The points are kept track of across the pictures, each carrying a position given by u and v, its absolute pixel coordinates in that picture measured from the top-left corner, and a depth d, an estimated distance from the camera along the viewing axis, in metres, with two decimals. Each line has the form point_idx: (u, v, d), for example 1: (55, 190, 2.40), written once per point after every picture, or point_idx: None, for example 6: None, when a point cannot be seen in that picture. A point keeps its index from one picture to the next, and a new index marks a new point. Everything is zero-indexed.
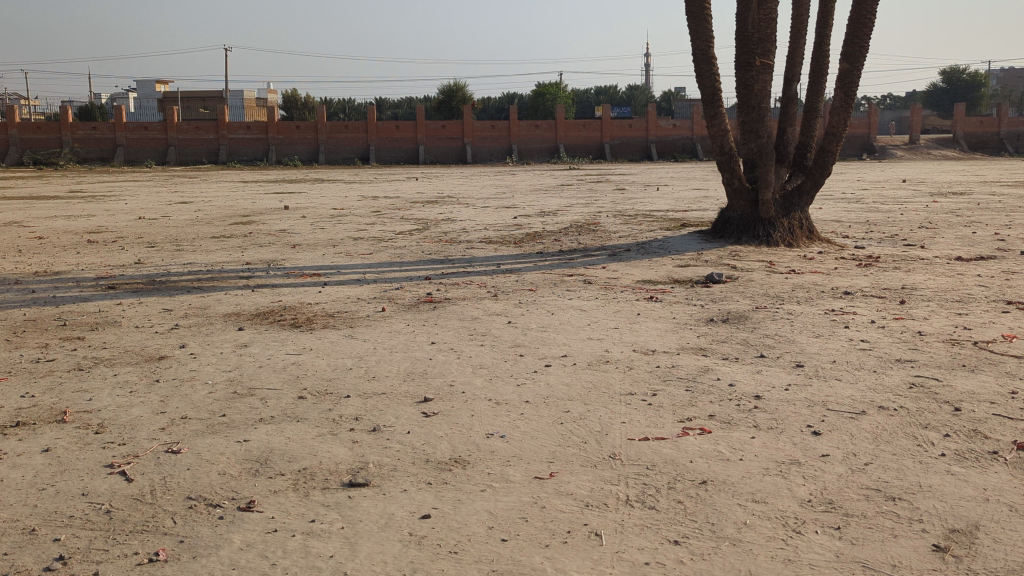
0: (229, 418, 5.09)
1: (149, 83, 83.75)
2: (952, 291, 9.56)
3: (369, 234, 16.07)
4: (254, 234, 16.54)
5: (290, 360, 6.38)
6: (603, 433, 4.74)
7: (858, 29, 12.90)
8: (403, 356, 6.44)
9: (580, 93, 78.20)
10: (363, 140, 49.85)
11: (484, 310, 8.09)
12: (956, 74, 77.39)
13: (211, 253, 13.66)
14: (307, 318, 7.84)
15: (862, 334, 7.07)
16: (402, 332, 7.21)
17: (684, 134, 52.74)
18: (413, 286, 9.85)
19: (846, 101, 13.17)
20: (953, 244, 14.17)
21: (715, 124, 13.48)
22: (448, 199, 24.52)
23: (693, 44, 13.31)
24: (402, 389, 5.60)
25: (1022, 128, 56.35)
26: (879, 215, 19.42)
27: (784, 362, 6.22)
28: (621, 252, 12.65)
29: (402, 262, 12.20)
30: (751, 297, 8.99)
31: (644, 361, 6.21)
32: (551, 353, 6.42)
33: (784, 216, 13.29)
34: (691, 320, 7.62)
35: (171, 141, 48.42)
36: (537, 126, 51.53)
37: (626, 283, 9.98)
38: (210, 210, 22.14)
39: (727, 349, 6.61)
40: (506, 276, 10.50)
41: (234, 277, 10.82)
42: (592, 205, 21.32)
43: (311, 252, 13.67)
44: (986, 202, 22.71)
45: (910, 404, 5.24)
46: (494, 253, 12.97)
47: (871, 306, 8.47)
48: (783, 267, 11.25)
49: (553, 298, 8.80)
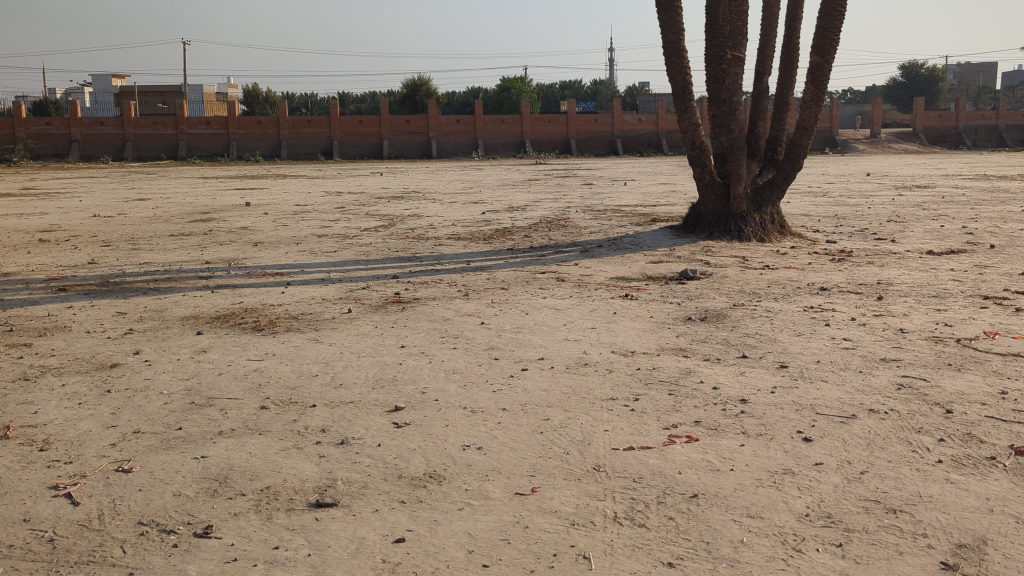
0: (185, 431, 4.76)
1: (106, 77, 82.18)
2: (927, 286, 9.44)
3: (334, 232, 15.69)
4: (214, 232, 16.08)
5: (252, 366, 6.05)
6: (585, 443, 4.48)
7: (829, 21, 12.76)
8: (371, 360, 6.14)
9: (545, 88, 78.10)
10: (326, 135, 49.21)
11: (455, 311, 7.81)
12: (915, 69, 78.39)
13: (169, 252, 13.21)
14: (270, 321, 7.51)
15: (844, 333, 6.89)
16: (369, 335, 6.90)
17: (649, 128, 52.76)
18: (380, 285, 9.53)
19: (817, 94, 13.06)
20: (923, 238, 14.13)
21: (685, 118, 13.30)
22: (413, 194, 24.14)
23: (664, 37, 13.09)
24: (372, 397, 5.30)
25: (980, 122, 57.13)
26: (847, 209, 19.41)
27: (768, 363, 6.01)
28: (592, 248, 12.43)
29: (369, 261, 11.86)
30: (727, 294, 8.80)
31: (624, 363, 5.97)
32: (527, 356, 6.16)
33: (755, 210, 13.17)
34: (669, 319, 7.40)
35: (128, 137, 47.37)
36: (502, 120, 51.26)
37: (599, 280, 9.75)
38: (168, 208, 21.56)
39: (708, 350, 6.39)
40: (476, 274, 10.22)
41: (193, 278, 10.42)
42: (560, 200, 21.09)
43: (274, 250, 13.27)
44: (950, 195, 22.86)
45: (901, 406, 5.04)
46: (463, 250, 12.68)
47: (849, 303, 8.31)
48: (757, 262, 11.09)
49: (525, 297, 8.55)
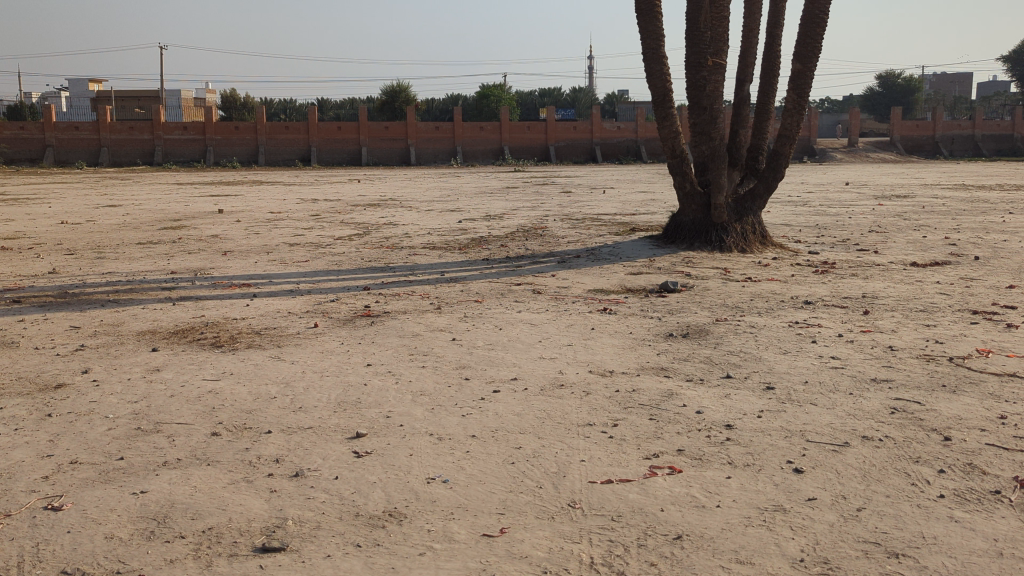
0: (126, 461, 4.36)
1: (81, 82, 81.26)
2: (913, 300, 9.21)
3: (307, 240, 15.28)
4: (184, 240, 15.62)
5: (207, 387, 5.65)
6: (560, 476, 4.15)
7: (811, 29, 12.54)
8: (334, 381, 5.77)
9: (525, 96, 77.98)
10: (304, 141, 48.69)
11: (426, 326, 7.45)
12: (892, 79, 78.99)
13: (134, 261, 12.75)
14: (230, 337, 7.10)
15: (831, 351, 6.62)
16: (334, 353, 6.52)
17: (628, 136, 52.67)
18: (350, 298, 9.15)
19: (799, 102, 12.84)
20: (906, 249, 13.95)
21: (666, 126, 13.02)
22: (390, 202, 23.75)
23: (644, 43, 12.81)
24: (332, 422, 4.93)
25: (957, 132, 57.51)
26: (827, 219, 19.25)
27: (753, 384, 5.71)
28: (570, 259, 12.11)
29: (340, 271, 11.47)
30: (709, 308, 8.51)
31: (602, 385, 5.64)
32: (500, 376, 5.81)
33: (736, 220, 12.90)
34: (650, 335, 7.08)
35: (103, 142, 46.60)
36: (481, 128, 51.00)
37: (577, 293, 9.43)
38: (139, 215, 21.05)
39: (690, 369, 6.07)
40: (450, 286, 9.87)
41: (156, 289, 9.98)
42: (538, 209, 20.78)
43: (243, 260, 12.85)
44: (930, 205, 22.79)
45: (895, 433, 4.76)
46: (438, 260, 12.32)
47: (835, 318, 8.05)
48: (739, 274, 10.84)
49: (500, 311, 8.20)
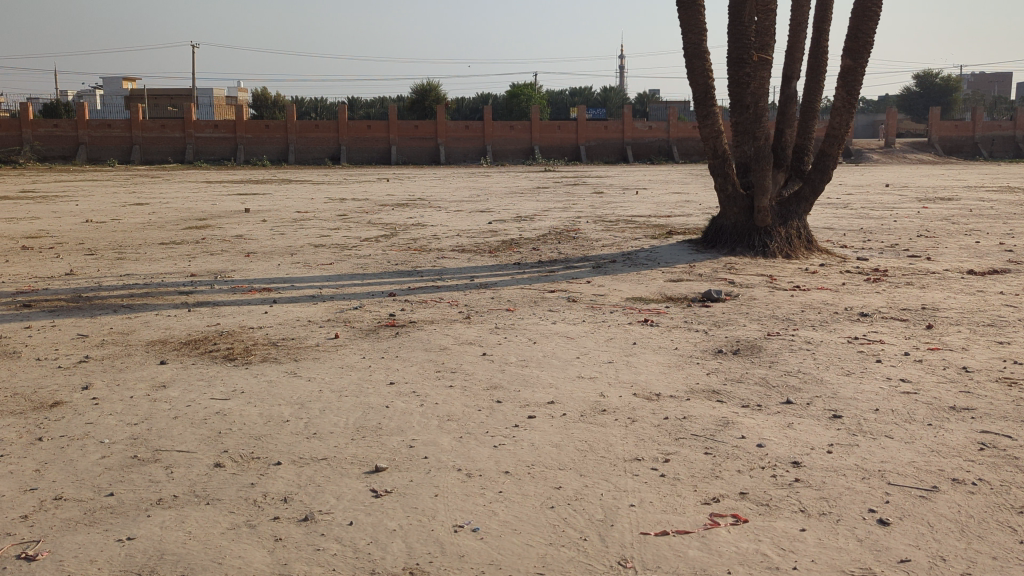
0: (117, 499, 3.87)
1: (115, 81, 81.92)
2: (978, 313, 8.54)
3: (332, 241, 14.83)
4: (208, 240, 15.23)
5: (214, 408, 5.15)
6: (606, 525, 3.61)
7: (862, 23, 11.87)
8: (353, 402, 5.25)
9: (555, 95, 77.49)
10: (334, 139, 48.46)
11: (454, 338, 6.92)
12: (929, 79, 77.45)
13: (154, 263, 12.35)
14: (245, 349, 6.61)
15: (899, 373, 6.01)
16: (355, 369, 6.01)
17: (660, 136, 51.88)
18: (374, 305, 8.65)
19: (848, 100, 12.16)
20: (960, 256, 13.21)
21: (707, 125, 12.40)
22: (419, 202, 23.31)
23: (685, 38, 12.20)
24: (349, 452, 4.42)
25: (997, 134, 56.13)
26: (871, 222, 18.53)
27: (818, 412, 5.12)
28: (605, 264, 11.53)
29: (366, 275, 10.98)
30: (759, 320, 7.91)
31: (649, 410, 5.08)
32: (535, 399, 5.26)
33: (780, 225, 12.25)
34: (697, 352, 6.50)
35: (135, 140, 46.68)
36: (511, 127, 50.49)
37: (615, 302, 8.88)
38: (165, 214, 20.79)
39: (745, 393, 5.49)
40: (480, 293, 9.34)
41: (173, 293, 9.55)
42: (569, 210, 20.21)
43: (266, 262, 12.42)
44: (977, 209, 21.95)
45: (990, 476, 4.16)
46: (467, 264, 11.81)
47: (897, 334, 7.44)
48: (786, 282, 10.22)
49: (533, 321, 7.66)
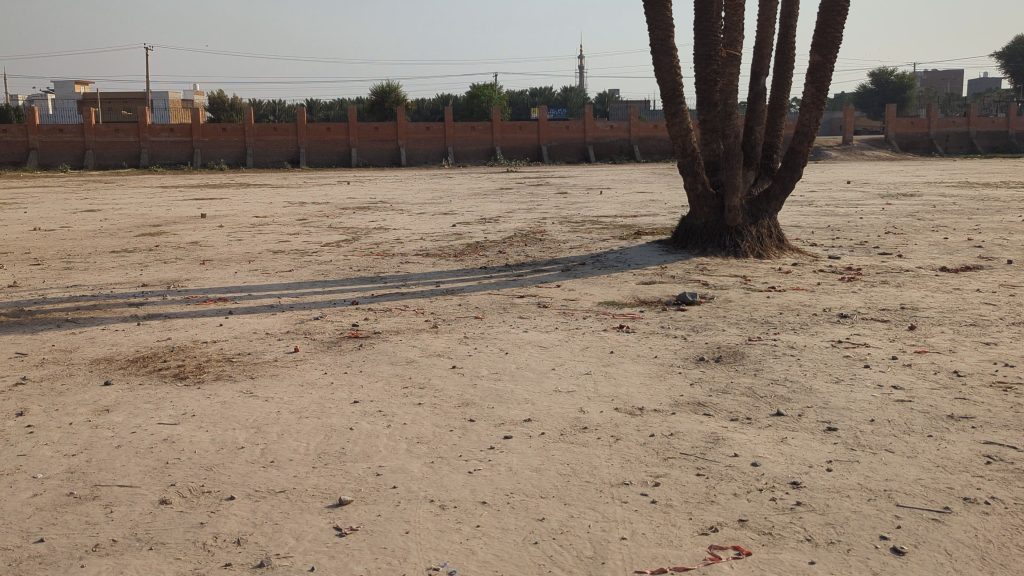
0: (47, 546, 3.45)
1: (67, 85, 80.10)
2: (958, 313, 8.34)
3: (292, 247, 14.35)
4: (161, 248, 14.69)
5: (162, 434, 4.71)
6: (598, 563, 3.26)
7: (831, 17, 11.67)
8: (314, 424, 4.85)
9: (516, 95, 77.23)
10: (293, 142, 47.70)
11: (421, 350, 6.53)
12: (884, 77, 78.36)
13: (104, 272, 11.80)
14: (197, 366, 6.16)
15: (889, 379, 5.75)
16: (316, 387, 5.60)
17: (621, 135, 51.79)
18: (336, 315, 8.24)
19: (818, 96, 11.96)
20: (930, 253, 13.11)
21: (676, 123, 12.11)
22: (381, 204, 22.87)
23: (651, 34, 11.92)
24: (309, 483, 4.02)
25: (952, 129, 56.84)
26: (837, 220, 18.44)
27: (811, 425, 4.83)
28: (575, 266, 11.21)
29: (327, 282, 10.55)
30: (738, 324, 7.62)
31: (633, 427, 4.75)
32: (511, 417, 4.90)
33: (751, 223, 12.01)
34: (678, 360, 6.18)
35: (88, 144, 45.59)
36: (473, 128, 50.12)
37: (586, 306, 8.56)
38: (118, 220, 20.12)
39: (732, 405, 5.18)
40: (446, 300, 8.96)
41: (123, 305, 9.05)
42: (534, 211, 19.91)
43: (222, 270, 11.92)
44: (939, 204, 21.99)
45: (1003, 493, 3.88)
46: (432, 269, 11.42)
47: (880, 336, 7.21)
48: (761, 283, 9.98)
49: (503, 330, 7.29)
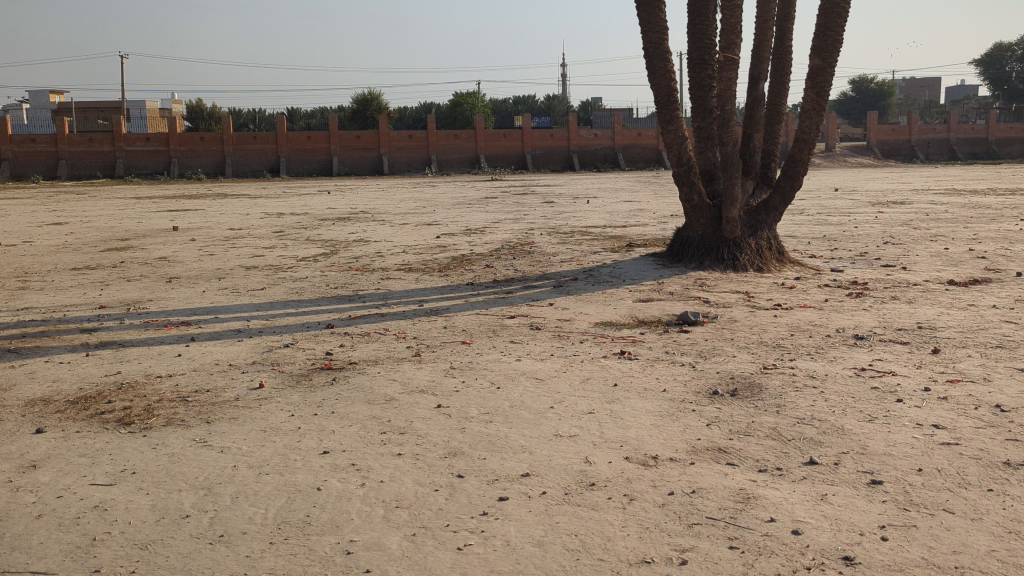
0: None
1: (42, 94, 78.69)
2: (980, 333, 7.72)
3: (265, 263, 13.58)
4: (127, 264, 13.88)
5: (94, 500, 4.02)
6: None
7: (831, 19, 11.04)
8: (276, 484, 4.15)
9: (498, 103, 76.67)
10: (273, 151, 46.82)
11: (402, 385, 5.83)
12: (865, 84, 78.35)
13: (61, 293, 11.00)
14: (146, 409, 5.43)
15: (929, 416, 5.09)
16: (280, 433, 4.90)
17: (605, 143, 51.25)
18: (309, 341, 7.53)
19: (818, 102, 11.33)
20: (934, 264, 12.53)
21: (671, 130, 11.47)
22: (361, 215, 22.11)
23: (644, 37, 11.29)
24: (265, 566, 3.33)
25: (933, 136, 56.74)
26: (832, 229, 17.90)
27: (852, 477, 4.17)
28: (566, 282, 10.57)
29: (300, 303, 9.82)
30: (748, 349, 6.97)
31: (648, 483, 4.08)
32: (505, 472, 4.22)
33: (750, 235, 11.39)
34: (689, 395, 5.51)
35: (61, 154, 44.49)
36: (456, 135, 49.40)
37: (582, 328, 7.89)
38: (86, 233, 19.28)
39: (758, 452, 4.52)
40: (430, 322, 8.26)
41: (75, 330, 8.28)
42: (520, 220, 19.26)
43: (189, 288, 11.16)
44: (933, 212, 21.51)
45: None
46: (414, 286, 10.71)
47: (905, 361, 6.58)
48: (766, 300, 9.36)
49: (493, 358, 6.61)
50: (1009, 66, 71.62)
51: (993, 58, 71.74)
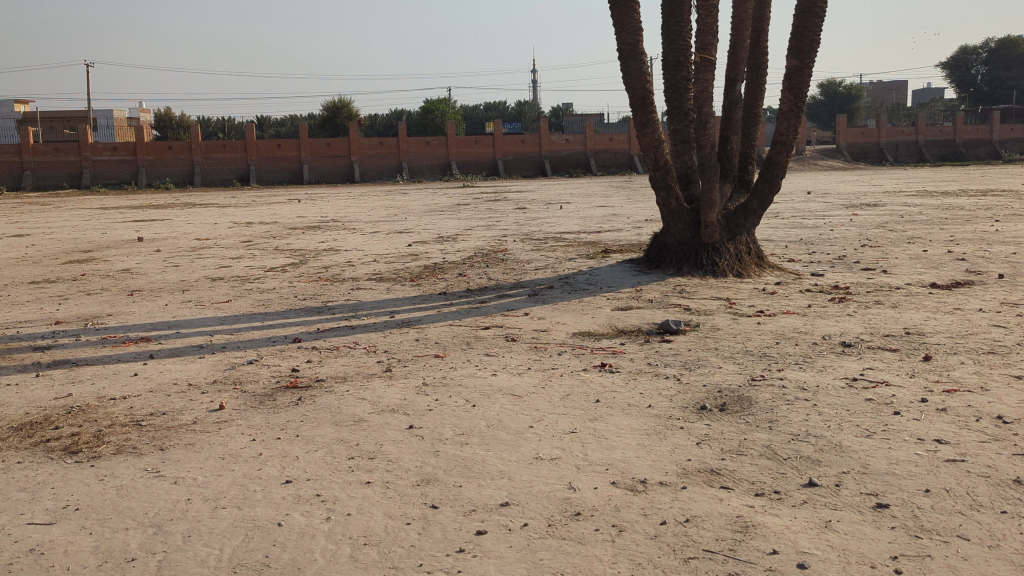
0: None
1: (6, 104, 77.35)
2: (970, 339, 7.49)
3: (231, 274, 13.16)
4: (88, 277, 13.39)
5: (30, 543, 3.64)
6: None
7: (808, 19, 10.81)
8: (233, 520, 3.79)
9: (470, 110, 76.37)
10: (242, 159, 46.23)
11: (372, 405, 5.47)
12: (834, 87, 78.83)
13: (16, 308, 10.53)
14: (95, 435, 5.04)
15: (929, 430, 4.82)
16: (239, 461, 4.53)
17: (577, 148, 50.98)
18: (274, 357, 7.15)
19: (796, 104, 11.10)
20: (915, 267, 12.36)
21: (646, 133, 11.20)
22: (331, 223, 21.68)
23: (618, 39, 11.03)
24: None
25: (901, 138, 57.07)
26: (809, 232, 17.71)
27: (856, 500, 3.88)
28: (543, 290, 10.27)
29: (267, 315, 9.44)
30: (734, 359, 6.69)
31: (638, 511, 3.77)
32: (484, 502, 3.89)
33: (728, 240, 11.14)
34: (676, 411, 5.22)
35: (26, 165, 43.58)
36: (427, 142, 48.97)
37: (560, 339, 7.58)
38: (48, 246, 18.72)
39: (753, 473, 4.22)
40: (401, 335, 7.91)
41: (27, 349, 7.84)
42: (493, 227, 18.93)
43: (151, 302, 10.73)
44: (907, 214, 21.42)
45: None
46: (384, 296, 10.35)
47: (896, 370, 6.32)
48: (748, 306, 9.10)
49: (468, 373, 6.28)
50: (974, 68, 72.38)
51: (958, 61, 72.42)
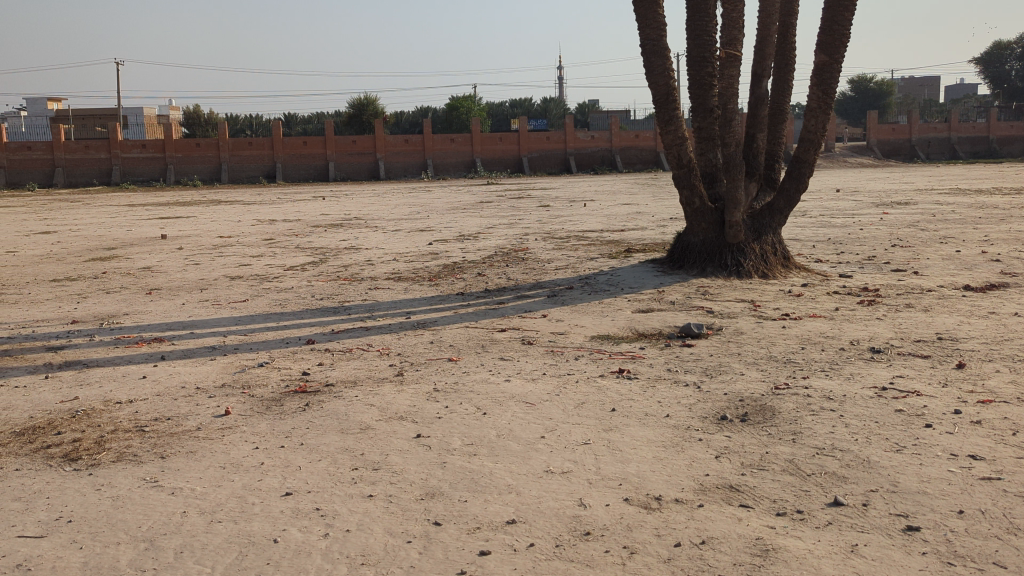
0: None
1: (39, 102, 78.29)
2: (1006, 345, 7.20)
3: (251, 272, 13.08)
4: (109, 275, 13.36)
5: (18, 557, 3.51)
6: None
7: (837, 13, 10.51)
8: (228, 535, 3.63)
9: (496, 107, 76.24)
10: (269, 157, 46.38)
11: (380, 412, 5.30)
12: (864, 83, 77.88)
13: (35, 307, 10.49)
14: (96, 442, 4.91)
15: (962, 445, 4.58)
16: (239, 471, 4.37)
17: (602, 145, 50.66)
18: (285, 359, 7.01)
19: (824, 100, 10.80)
20: (946, 268, 12.01)
21: (670, 131, 10.95)
22: (354, 221, 21.60)
23: (642, 34, 10.78)
24: None
25: (933, 135, 56.22)
26: (838, 231, 17.35)
27: (885, 522, 3.65)
28: (562, 291, 10.07)
29: (282, 316, 9.32)
30: (757, 365, 6.46)
31: (652, 532, 3.56)
32: (489, 519, 3.71)
33: (753, 240, 10.87)
34: (695, 422, 5.00)
35: (57, 162, 43.96)
36: (452, 139, 48.89)
37: (578, 342, 7.38)
38: (73, 243, 18.78)
39: (775, 489, 4.01)
40: (416, 337, 7.74)
41: (40, 349, 7.76)
42: (516, 225, 18.75)
43: (169, 301, 10.66)
44: (939, 213, 20.99)
45: None
46: (402, 296, 10.20)
47: (928, 378, 6.05)
48: (773, 309, 8.85)
49: (481, 378, 6.10)
50: (1008, 64, 71.17)
51: (992, 57, 71.28)
